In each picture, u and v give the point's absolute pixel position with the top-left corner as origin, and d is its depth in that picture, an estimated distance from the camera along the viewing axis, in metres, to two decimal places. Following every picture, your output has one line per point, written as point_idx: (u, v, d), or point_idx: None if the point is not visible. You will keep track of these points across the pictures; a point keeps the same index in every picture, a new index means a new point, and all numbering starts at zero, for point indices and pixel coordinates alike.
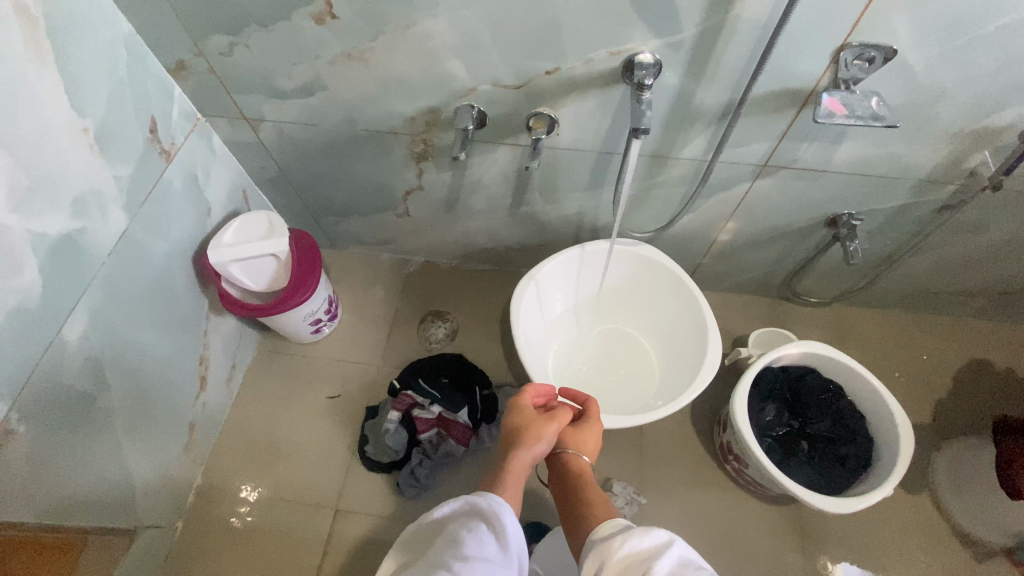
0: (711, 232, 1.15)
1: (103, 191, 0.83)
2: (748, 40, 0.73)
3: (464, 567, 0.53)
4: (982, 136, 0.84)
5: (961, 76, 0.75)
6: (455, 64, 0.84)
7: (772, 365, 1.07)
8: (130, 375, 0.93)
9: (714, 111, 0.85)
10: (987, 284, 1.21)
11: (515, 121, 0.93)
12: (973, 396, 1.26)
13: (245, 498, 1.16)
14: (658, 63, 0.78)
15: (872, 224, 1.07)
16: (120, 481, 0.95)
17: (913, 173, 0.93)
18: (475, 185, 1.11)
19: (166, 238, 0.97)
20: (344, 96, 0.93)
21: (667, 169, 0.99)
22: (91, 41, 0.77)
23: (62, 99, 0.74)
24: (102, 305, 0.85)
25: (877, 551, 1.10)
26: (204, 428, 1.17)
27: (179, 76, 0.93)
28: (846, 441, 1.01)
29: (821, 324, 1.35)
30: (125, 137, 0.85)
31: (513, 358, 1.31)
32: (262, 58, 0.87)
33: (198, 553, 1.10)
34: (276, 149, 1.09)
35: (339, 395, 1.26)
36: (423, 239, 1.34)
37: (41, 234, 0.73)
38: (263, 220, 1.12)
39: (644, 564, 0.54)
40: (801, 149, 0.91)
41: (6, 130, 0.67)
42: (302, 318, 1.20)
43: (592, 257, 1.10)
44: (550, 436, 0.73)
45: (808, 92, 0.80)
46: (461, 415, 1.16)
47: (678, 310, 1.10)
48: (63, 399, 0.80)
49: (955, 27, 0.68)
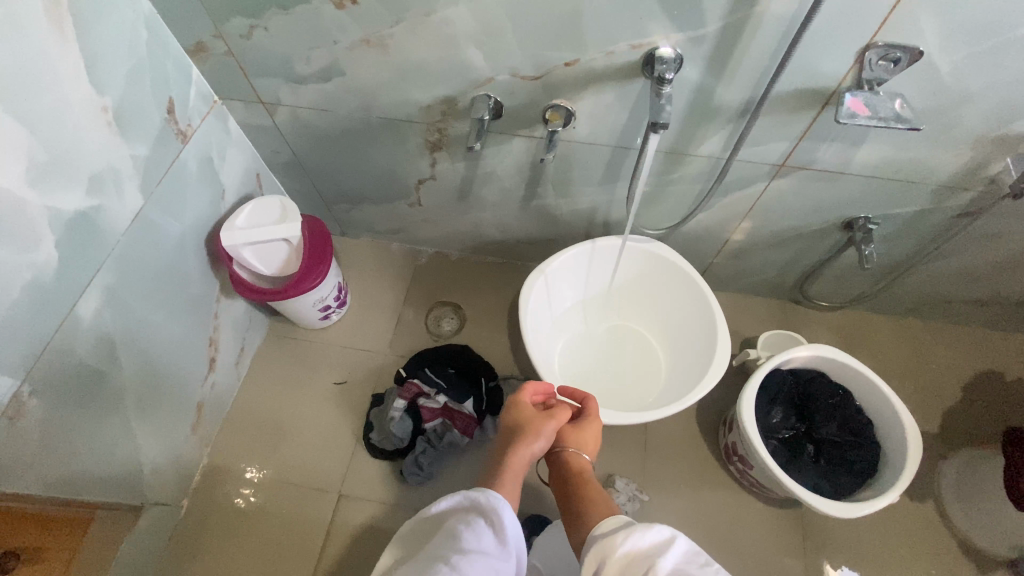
0: (724, 231, 1.14)
1: (120, 169, 0.83)
2: (772, 37, 0.72)
3: (462, 560, 0.54)
4: (1004, 145, 0.83)
5: (987, 81, 0.74)
6: (474, 52, 0.83)
7: (781, 368, 1.06)
8: (141, 353, 0.94)
9: (735, 108, 0.84)
10: (1001, 293, 1.19)
11: (533, 112, 0.92)
12: (983, 407, 1.24)
13: (249, 479, 1.17)
14: (679, 58, 0.77)
15: (887, 229, 1.06)
16: (129, 459, 0.96)
17: (932, 179, 0.92)
18: (488, 176, 1.11)
19: (179, 219, 0.97)
20: (362, 82, 0.93)
21: (683, 166, 0.98)
22: (113, 20, 0.77)
23: (81, 76, 0.74)
24: (115, 283, 0.86)
25: (879, 560, 1.10)
26: (211, 408, 1.18)
27: (198, 58, 0.93)
28: (853, 446, 1.01)
29: (831, 328, 1.34)
30: (142, 116, 0.85)
31: (519, 352, 1.31)
32: (282, 41, 0.87)
33: (202, 532, 1.11)
34: (291, 133, 1.09)
35: (345, 381, 1.27)
36: (434, 229, 1.34)
37: (58, 209, 0.74)
38: (276, 204, 1.12)
39: (646, 560, 0.54)
40: (820, 150, 0.90)
41: (28, 106, 0.67)
42: (311, 304, 1.20)
43: (603, 252, 1.10)
44: (549, 433, 0.73)
45: (830, 92, 0.79)
46: (466, 406, 1.16)
47: (689, 309, 1.09)
48: (75, 375, 0.81)
49: (983, 29, 0.67)
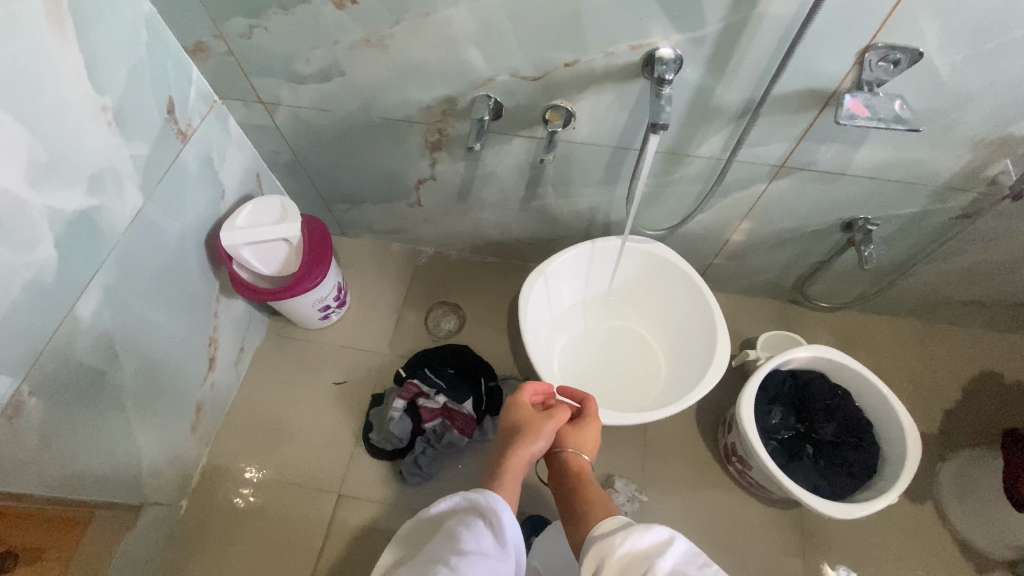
0: (724, 232, 1.14)
1: (120, 169, 0.83)
2: (771, 38, 0.73)
3: (461, 561, 0.54)
4: (1004, 146, 0.83)
5: (986, 82, 0.74)
6: (474, 53, 0.83)
7: (780, 369, 1.06)
8: (141, 353, 0.94)
9: (735, 109, 0.84)
10: (1000, 294, 1.19)
11: (533, 113, 0.92)
12: (982, 408, 1.24)
13: (249, 479, 1.17)
14: (679, 59, 0.77)
15: (886, 230, 1.06)
16: (128, 459, 0.96)
17: (931, 180, 0.92)
18: (488, 176, 1.11)
19: (179, 219, 0.97)
20: (362, 82, 0.93)
21: (683, 166, 0.98)
22: (113, 20, 0.77)
23: (81, 76, 0.74)
24: (115, 283, 0.86)
25: (879, 561, 1.10)
26: (211, 408, 1.18)
27: (198, 58, 0.93)
28: (852, 446, 1.01)
29: (831, 329, 1.34)
30: (142, 115, 0.85)
31: (519, 352, 1.31)
32: (282, 41, 0.87)
33: (201, 532, 1.11)
34: (291, 133, 1.09)
35: (345, 381, 1.27)
36: (434, 229, 1.34)
37: (58, 209, 0.74)
38: (276, 204, 1.12)
39: (645, 561, 0.54)
40: (820, 151, 0.90)
41: (29, 106, 0.68)
42: (311, 303, 1.20)
43: (603, 253, 1.10)
44: (549, 434, 0.72)
45: (831, 93, 0.79)
46: (465, 406, 1.16)
47: (688, 310, 1.09)
48: (75, 375, 0.81)
49: (982, 31, 0.67)
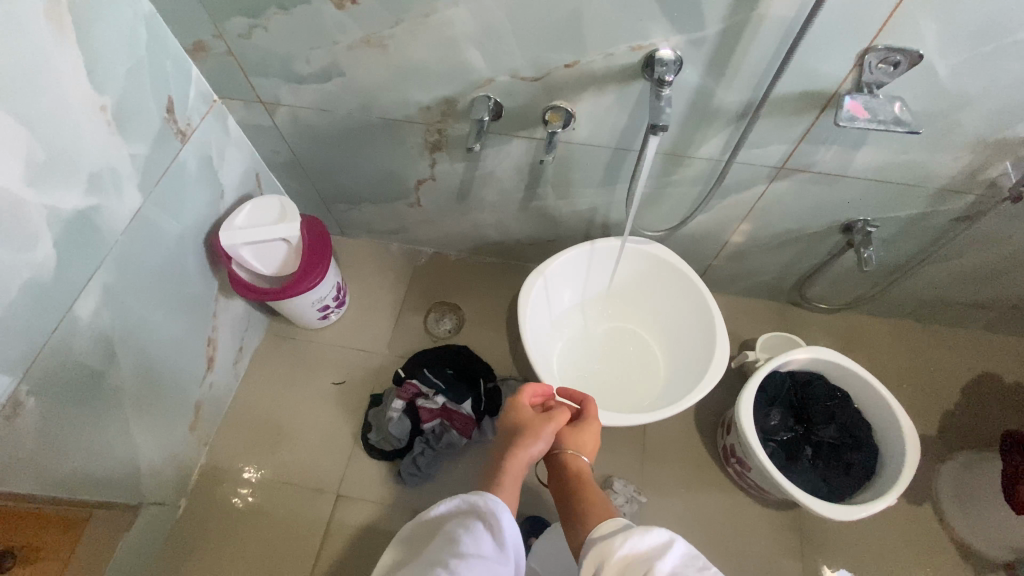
0: (723, 233, 1.14)
1: (119, 168, 0.83)
2: (771, 39, 0.73)
3: (460, 565, 0.53)
4: (1003, 147, 0.83)
5: (986, 84, 0.74)
6: (474, 53, 0.83)
7: (779, 370, 1.06)
8: (139, 353, 0.94)
9: (734, 110, 0.84)
10: (1000, 297, 1.19)
11: (532, 113, 0.92)
12: (980, 410, 1.24)
13: (247, 479, 1.17)
14: (679, 60, 0.77)
15: (886, 232, 1.06)
16: (127, 458, 0.95)
17: (931, 182, 0.92)
18: (487, 177, 1.11)
19: (178, 218, 0.97)
20: (361, 83, 0.93)
21: (682, 168, 0.98)
22: (112, 20, 0.77)
23: (81, 75, 0.74)
24: (114, 283, 0.86)
25: (877, 563, 1.10)
26: (209, 408, 1.18)
27: (198, 57, 0.93)
28: (851, 448, 1.01)
29: (830, 330, 1.34)
30: (142, 115, 0.85)
31: (518, 353, 1.30)
32: (282, 41, 0.87)
33: (199, 532, 1.11)
34: (291, 133, 1.09)
35: (344, 381, 1.27)
36: (433, 229, 1.34)
37: (57, 208, 0.74)
38: (275, 204, 1.12)
39: (644, 563, 0.54)
40: (820, 153, 0.90)
41: (27, 106, 0.67)
42: (311, 303, 1.20)
43: (603, 254, 1.10)
44: (548, 435, 0.72)
45: (831, 94, 0.79)
46: (464, 406, 1.16)
47: (688, 312, 1.09)
48: (73, 374, 0.81)
49: (982, 33, 0.67)
